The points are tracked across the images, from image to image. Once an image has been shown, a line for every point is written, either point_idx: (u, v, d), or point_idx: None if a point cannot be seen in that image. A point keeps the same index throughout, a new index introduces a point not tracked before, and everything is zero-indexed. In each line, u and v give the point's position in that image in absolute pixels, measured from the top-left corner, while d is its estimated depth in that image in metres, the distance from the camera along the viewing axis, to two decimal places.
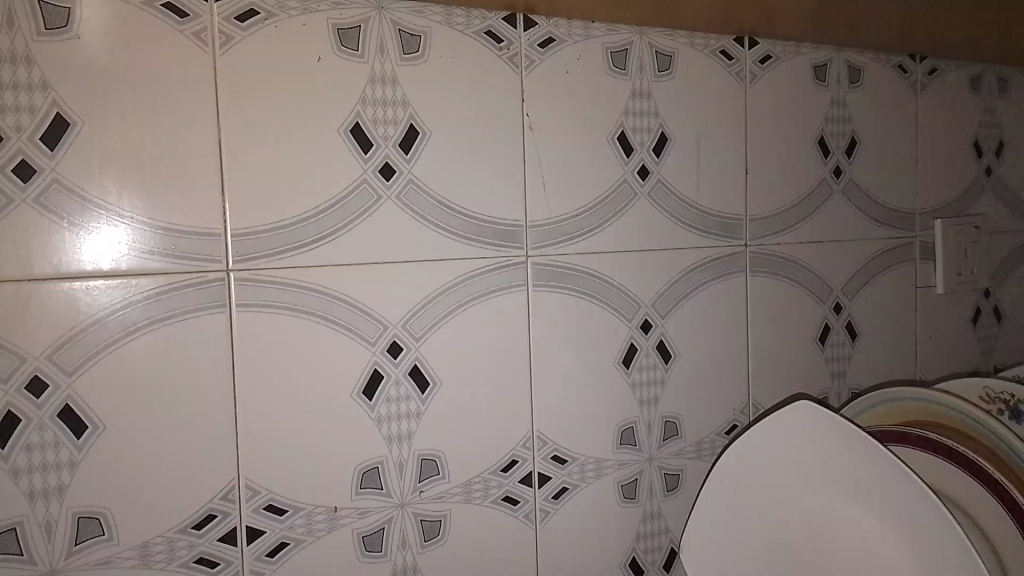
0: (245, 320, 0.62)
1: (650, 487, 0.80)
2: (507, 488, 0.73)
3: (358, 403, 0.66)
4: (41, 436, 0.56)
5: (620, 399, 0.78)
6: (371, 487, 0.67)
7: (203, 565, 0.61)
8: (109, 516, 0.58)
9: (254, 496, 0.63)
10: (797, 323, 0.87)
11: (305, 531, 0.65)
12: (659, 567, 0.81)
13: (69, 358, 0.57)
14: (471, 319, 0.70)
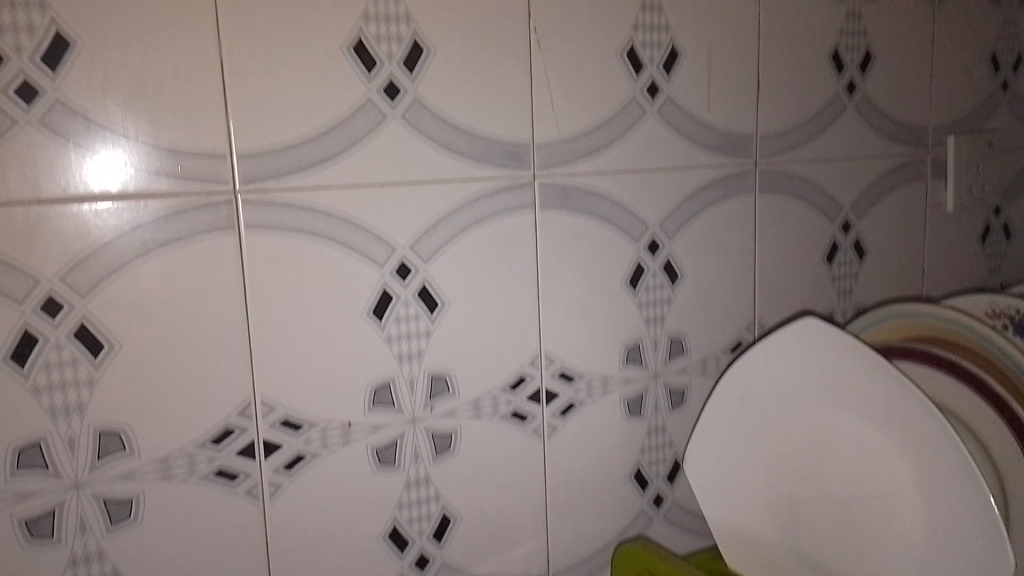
0: (254, 241, 0.62)
1: (655, 403, 0.81)
2: (516, 404, 0.74)
3: (368, 324, 0.67)
4: (59, 355, 0.57)
5: (627, 318, 0.78)
6: (383, 403, 0.69)
7: (223, 478, 0.64)
8: (130, 431, 0.60)
9: (269, 411, 0.65)
10: (804, 242, 0.87)
11: (321, 445, 0.67)
12: (662, 478, 0.83)
13: (83, 280, 0.57)
14: (479, 240, 0.71)
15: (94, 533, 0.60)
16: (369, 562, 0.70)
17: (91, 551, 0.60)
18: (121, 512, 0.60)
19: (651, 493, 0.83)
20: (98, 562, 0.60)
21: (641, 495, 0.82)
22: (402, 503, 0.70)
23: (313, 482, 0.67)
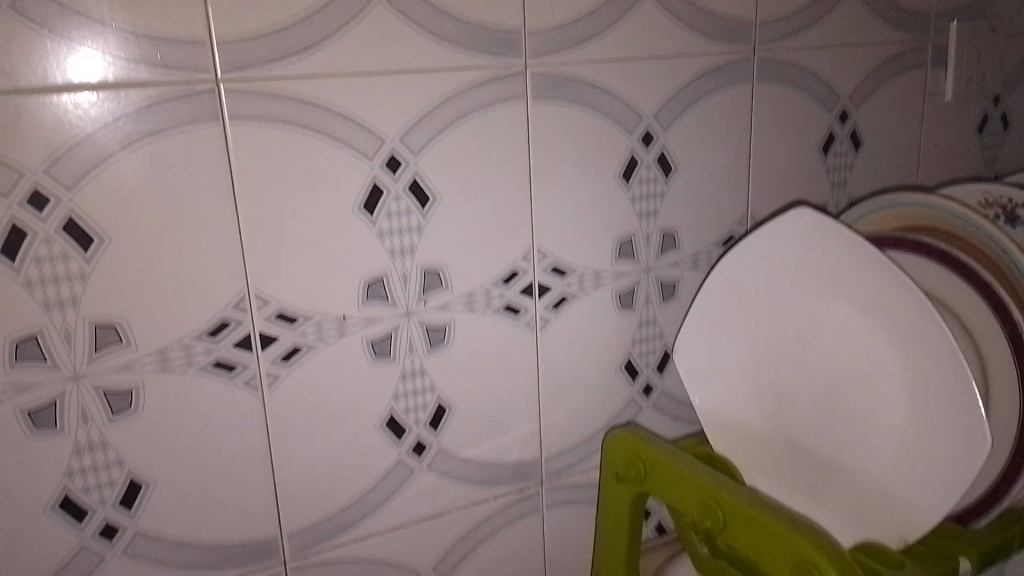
0: (240, 133, 0.61)
1: (646, 295, 0.82)
2: (509, 297, 0.75)
3: (359, 218, 0.67)
4: (49, 248, 0.57)
5: (620, 211, 0.78)
6: (377, 297, 0.69)
7: (222, 370, 0.65)
8: (125, 324, 0.60)
9: (264, 305, 0.65)
10: (800, 134, 0.85)
11: (316, 338, 0.67)
12: (652, 368, 0.85)
13: (67, 172, 0.56)
14: (470, 132, 0.69)
15: (96, 424, 0.61)
16: (367, 449, 0.72)
17: (95, 440, 0.61)
18: (122, 403, 0.61)
19: (641, 383, 0.85)
20: (103, 451, 0.62)
21: (631, 385, 0.84)
22: (398, 393, 0.72)
23: (310, 374, 0.68)
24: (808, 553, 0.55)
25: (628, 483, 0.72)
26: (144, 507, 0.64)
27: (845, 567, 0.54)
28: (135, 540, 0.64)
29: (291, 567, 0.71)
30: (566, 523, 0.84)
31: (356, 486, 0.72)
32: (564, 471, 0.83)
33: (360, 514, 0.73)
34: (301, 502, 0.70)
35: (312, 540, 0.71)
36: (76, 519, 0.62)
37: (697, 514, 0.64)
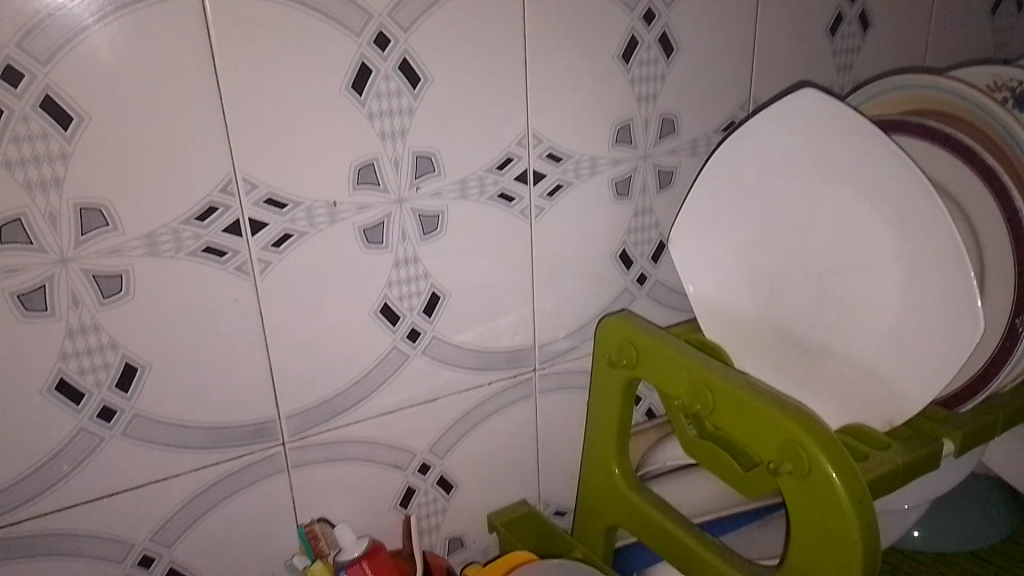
0: (220, 6, 0.58)
1: (643, 184, 0.81)
2: (503, 184, 0.73)
3: (348, 99, 0.64)
4: (27, 127, 0.55)
5: (619, 95, 0.76)
6: (368, 183, 0.67)
7: (212, 255, 0.64)
8: (111, 207, 0.59)
9: (252, 189, 0.63)
10: (807, 14, 0.82)
11: (307, 224, 0.66)
12: (647, 258, 0.85)
13: (40, 46, 0.53)
14: (463, 8, 0.66)
15: (87, 308, 0.60)
16: (361, 333, 0.72)
17: (87, 324, 0.61)
18: (112, 287, 0.61)
19: (635, 272, 0.85)
20: (96, 334, 0.61)
21: (625, 274, 0.84)
22: (392, 280, 0.71)
23: (302, 260, 0.67)
24: (795, 433, 0.56)
25: (621, 369, 0.73)
26: (140, 390, 0.64)
27: (830, 446, 0.55)
28: (133, 423, 0.65)
29: (289, 448, 0.72)
30: (559, 409, 0.86)
31: (351, 370, 0.72)
32: (557, 358, 0.84)
33: (357, 397, 0.74)
34: (297, 385, 0.70)
35: (309, 422, 0.72)
36: (74, 401, 0.62)
37: (687, 398, 0.65)
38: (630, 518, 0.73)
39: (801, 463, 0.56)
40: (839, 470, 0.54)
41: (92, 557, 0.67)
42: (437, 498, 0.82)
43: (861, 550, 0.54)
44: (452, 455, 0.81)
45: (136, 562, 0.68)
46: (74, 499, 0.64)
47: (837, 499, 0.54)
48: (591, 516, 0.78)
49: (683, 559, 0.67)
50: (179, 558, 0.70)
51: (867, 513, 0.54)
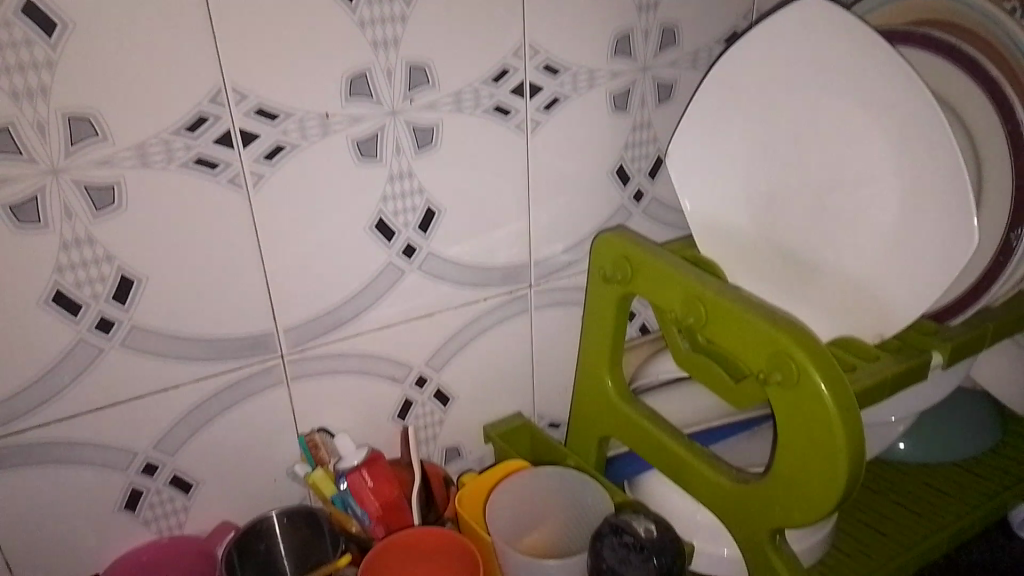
0: None
1: (641, 97, 0.79)
2: (499, 97, 0.72)
3: (339, 5, 0.62)
4: (9, 32, 0.53)
5: (619, 4, 0.73)
6: (360, 94, 0.66)
7: (204, 167, 0.63)
8: (100, 116, 0.58)
9: (242, 99, 0.62)
10: None
11: (300, 137, 0.65)
12: (644, 174, 0.84)
13: None
14: None
15: (80, 220, 0.60)
16: (357, 247, 0.72)
17: (81, 235, 0.61)
18: (104, 198, 0.60)
19: (632, 189, 0.84)
20: (90, 246, 0.61)
21: (622, 191, 0.83)
22: (387, 195, 0.71)
23: (295, 174, 0.66)
24: (785, 344, 0.57)
25: (615, 284, 0.73)
26: (137, 302, 0.64)
27: (819, 356, 0.56)
28: (132, 335, 0.65)
29: (288, 361, 0.73)
30: (555, 324, 0.86)
31: (347, 284, 0.73)
32: (553, 274, 0.84)
33: (354, 312, 0.74)
34: (294, 299, 0.71)
35: (307, 336, 0.73)
36: (71, 312, 0.63)
37: (680, 311, 0.66)
38: (622, 429, 0.74)
39: (790, 373, 0.57)
40: (827, 380, 0.55)
41: (97, 465, 0.68)
42: (434, 410, 0.83)
43: (846, 456, 0.55)
44: (449, 368, 0.82)
45: (140, 469, 0.70)
46: (76, 408, 0.65)
47: (824, 407, 0.55)
48: (584, 428, 0.80)
49: (673, 466, 0.69)
50: (183, 465, 0.72)
51: (853, 420, 0.56)
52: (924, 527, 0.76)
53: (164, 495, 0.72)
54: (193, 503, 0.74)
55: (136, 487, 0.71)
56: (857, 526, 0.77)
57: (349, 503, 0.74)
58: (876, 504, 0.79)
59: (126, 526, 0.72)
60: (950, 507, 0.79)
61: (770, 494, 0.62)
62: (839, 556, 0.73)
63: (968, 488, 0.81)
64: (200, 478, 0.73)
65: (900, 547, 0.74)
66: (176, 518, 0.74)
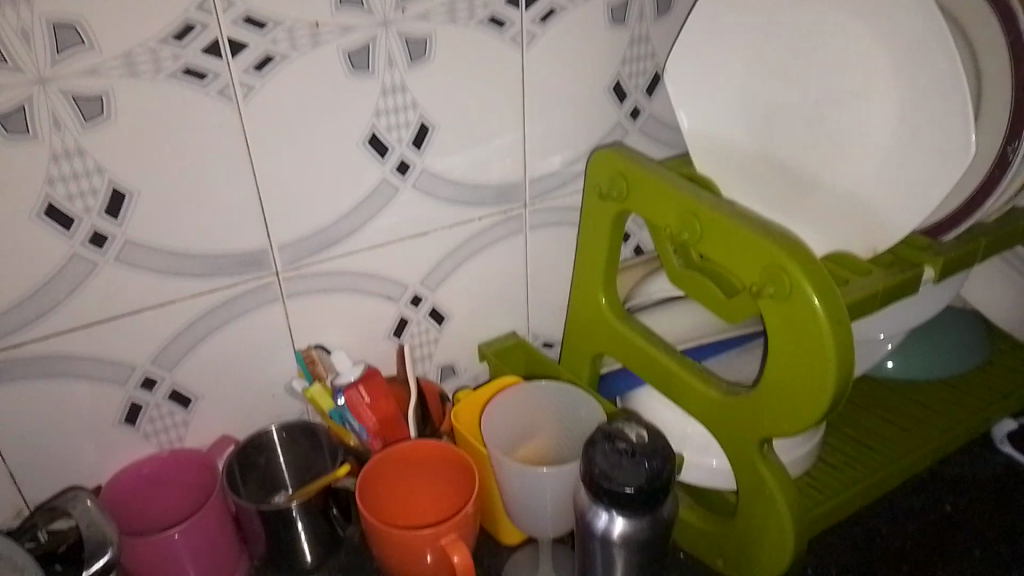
0: None
1: (639, 10, 0.78)
2: (494, 8, 0.70)
3: None
4: None
5: None
6: (351, 3, 0.64)
7: (192, 78, 0.61)
8: (84, 23, 0.56)
9: (230, 6, 0.60)
10: None
11: (290, 47, 0.64)
12: (641, 92, 0.83)
13: None
14: None
15: (70, 131, 0.59)
16: (350, 162, 0.71)
17: (71, 147, 0.60)
18: (92, 109, 0.59)
19: (628, 106, 0.83)
20: (81, 158, 0.60)
21: (618, 108, 0.82)
22: (380, 110, 0.70)
23: (285, 86, 0.65)
24: (780, 258, 0.57)
25: (610, 202, 0.72)
26: (130, 216, 0.64)
27: (811, 270, 0.56)
28: (125, 249, 0.65)
29: (283, 279, 0.73)
30: (550, 244, 0.86)
31: (341, 200, 0.72)
32: (548, 193, 0.83)
33: (348, 229, 0.74)
34: (287, 215, 0.70)
35: (302, 253, 0.73)
36: (64, 226, 0.62)
37: (675, 227, 0.66)
38: (616, 346, 0.75)
39: (783, 287, 0.58)
40: (820, 294, 0.56)
41: (96, 379, 0.69)
42: (429, 329, 0.84)
43: (835, 367, 0.56)
44: (443, 287, 0.82)
45: (139, 384, 0.71)
46: (74, 323, 0.66)
47: (814, 319, 0.56)
48: (577, 345, 0.80)
49: (665, 381, 0.70)
50: (181, 380, 0.73)
51: (843, 332, 0.57)
52: (909, 440, 0.78)
53: (163, 409, 0.73)
54: (192, 417, 0.75)
55: (135, 401, 0.72)
56: (844, 440, 0.79)
57: (347, 418, 0.76)
58: (863, 420, 0.81)
59: (127, 439, 0.73)
60: (935, 422, 0.81)
61: (759, 405, 0.63)
62: (825, 468, 0.75)
63: (953, 403, 0.83)
64: (199, 393, 0.74)
65: (885, 459, 0.76)
66: (176, 432, 0.75)
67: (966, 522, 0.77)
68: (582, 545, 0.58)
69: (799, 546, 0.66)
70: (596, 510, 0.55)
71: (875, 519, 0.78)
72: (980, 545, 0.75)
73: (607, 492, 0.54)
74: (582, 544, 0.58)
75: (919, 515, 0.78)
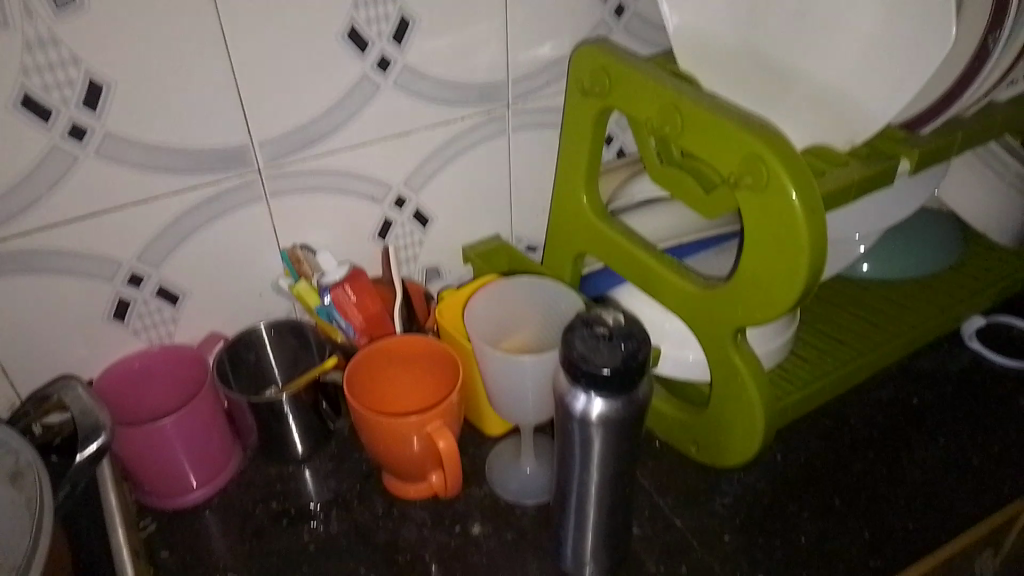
0: None
1: None
2: None
3: None
4: None
5: None
6: None
7: None
8: None
9: None
10: None
11: None
12: None
13: None
14: None
15: (42, 19, 0.58)
16: (330, 58, 0.70)
17: (44, 35, 0.59)
18: None
19: (613, 4, 0.81)
20: (55, 47, 0.59)
21: (603, 5, 0.81)
22: (359, 3, 0.68)
23: None
24: (758, 149, 0.57)
25: (593, 99, 0.72)
26: (109, 109, 0.63)
27: (790, 162, 0.57)
28: (105, 143, 0.65)
29: (265, 177, 0.73)
30: (533, 147, 0.86)
31: (323, 98, 0.72)
32: (531, 94, 0.83)
33: (331, 127, 0.74)
34: (268, 111, 0.70)
35: (284, 151, 0.73)
36: (42, 118, 0.62)
37: (656, 122, 0.66)
38: (596, 245, 0.77)
39: (760, 178, 0.58)
40: (797, 186, 0.56)
41: (83, 275, 0.70)
42: (414, 231, 0.85)
43: (807, 257, 0.58)
44: (427, 189, 0.83)
45: (126, 280, 0.72)
46: (58, 216, 0.66)
47: (790, 210, 0.57)
48: (559, 246, 0.82)
49: (643, 277, 0.72)
50: (168, 277, 0.74)
51: (818, 223, 0.58)
52: (879, 335, 0.81)
53: (152, 306, 0.75)
54: (181, 314, 0.77)
55: (123, 297, 0.73)
56: (816, 335, 0.82)
57: (333, 315, 0.77)
58: (836, 318, 0.84)
59: (117, 334, 0.75)
60: (906, 319, 0.83)
61: (733, 298, 0.65)
62: (797, 361, 0.78)
63: (924, 301, 0.86)
64: (187, 290, 0.75)
65: (856, 353, 0.79)
66: (166, 329, 0.77)
67: (931, 413, 0.81)
68: (561, 427, 0.60)
69: (768, 431, 0.70)
70: (575, 392, 0.58)
71: (843, 411, 0.82)
72: (943, 434, 0.79)
73: (585, 375, 0.55)
74: (562, 426, 0.60)
75: (887, 407, 0.82)
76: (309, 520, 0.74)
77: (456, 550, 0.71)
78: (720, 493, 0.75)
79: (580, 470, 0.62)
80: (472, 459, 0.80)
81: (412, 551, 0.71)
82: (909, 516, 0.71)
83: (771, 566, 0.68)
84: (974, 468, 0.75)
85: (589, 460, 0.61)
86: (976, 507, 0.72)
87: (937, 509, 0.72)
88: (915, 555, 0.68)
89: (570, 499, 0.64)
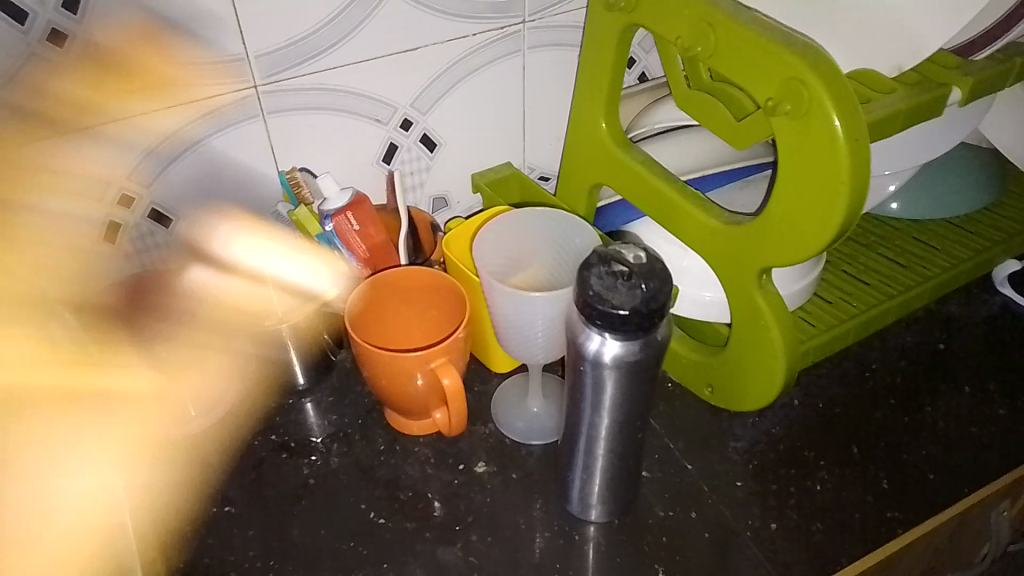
0: None
1: None
2: None
3: None
4: None
5: None
6: None
7: None
8: None
9: None
10: None
11: None
12: None
13: None
14: None
15: None
16: None
17: None
18: None
19: None
20: None
21: None
22: None
23: None
24: (800, 72, 0.52)
25: (618, 14, 0.66)
26: (90, 12, 0.59)
27: (835, 86, 0.52)
28: (87, 50, 0.60)
29: (261, 92, 0.68)
30: (550, 69, 0.81)
31: (322, 7, 0.66)
32: (548, 10, 0.76)
33: (332, 39, 0.68)
34: (263, 20, 0.64)
35: (282, 64, 0.67)
36: (17, 21, 0.57)
37: (686, 40, 0.60)
38: (614, 175, 0.72)
39: (801, 105, 0.53)
40: (840, 113, 0.51)
41: (70, 194, 0.66)
42: (421, 157, 0.80)
43: (847, 192, 0.53)
44: (436, 111, 0.77)
45: (116, 201, 0.68)
46: (41, 129, 0.62)
47: (831, 139, 0.52)
48: (574, 176, 0.77)
49: (664, 211, 0.68)
50: (160, 199, 0.70)
51: (862, 155, 0.53)
52: (908, 278, 0.77)
53: (144, 229, 0.71)
54: (174, 238, 0.73)
55: (113, 219, 0.69)
56: (841, 277, 0.78)
57: (335, 243, 0.73)
58: (863, 259, 0.80)
59: (108, 259, 0.71)
60: (937, 261, 0.79)
61: (761, 235, 0.61)
62: (821, 304, 0.75)
63: (956, 243, 0.81)
64: (181, 214, 0.72)
65: (883, 296, 0.75)
66: (160, 254, 0.74)
67: (957, 360, 0.78)
68: (573, 368, 0.57)
69: (787, 375, 0.66)
70: (589, 333, 0.54)
71: (865, 356, 0.79)
72: (969, 382, 0.75)
73: (600, 315, 0.51)
74: (573, 367, 0.57)
75: (911, 353, 0.79)
76: (308, 454, 0.71)
77: (459, 488, 0.69)
78: (733, 437, 0.73)
79: (590, 414, 0.59)
80: (477, 396, 0.77)
81: (414, 489, 0.69)
82: (928, 467, 0.69)
83: (784, 514, 0.66)
84: (1000, 419, 0.72)
85: (600, 404, 0.58)
86: (1000, 458, 0.69)
87: (959, 460, 0.69)
88: (933, 508, 0.66)
89: (578, 441, 0.62)
